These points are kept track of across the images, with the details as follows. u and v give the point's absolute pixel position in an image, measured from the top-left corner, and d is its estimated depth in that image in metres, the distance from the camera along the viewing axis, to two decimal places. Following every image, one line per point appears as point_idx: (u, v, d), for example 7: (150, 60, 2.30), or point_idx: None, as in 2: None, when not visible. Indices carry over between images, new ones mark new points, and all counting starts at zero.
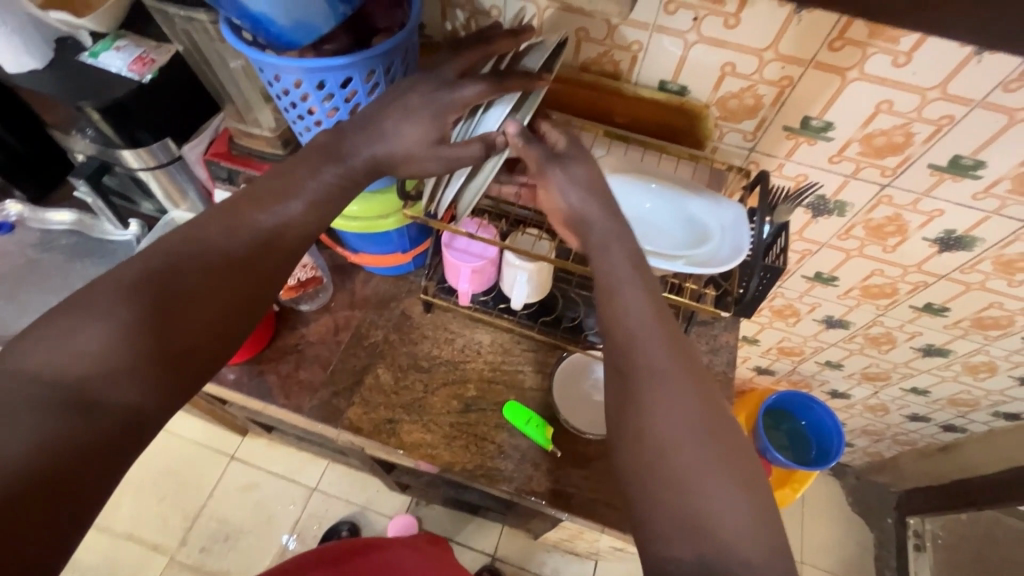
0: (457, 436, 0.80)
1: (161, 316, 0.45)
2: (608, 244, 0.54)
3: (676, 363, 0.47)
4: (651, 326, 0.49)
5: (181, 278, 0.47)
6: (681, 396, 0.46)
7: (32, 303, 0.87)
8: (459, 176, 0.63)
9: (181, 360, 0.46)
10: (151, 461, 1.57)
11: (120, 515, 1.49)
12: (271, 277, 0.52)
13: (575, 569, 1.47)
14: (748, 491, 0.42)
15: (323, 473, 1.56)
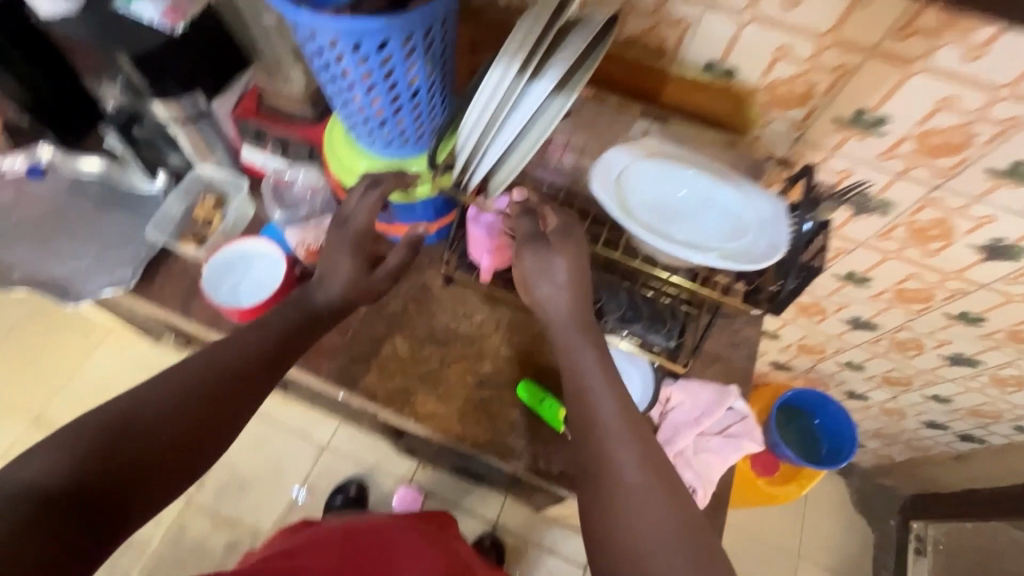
0: (470, 411, 0.80)
1: (192, 402, 0.57)
2: (581, 357, 0.65)
3: (648, 476, 0.57)
4: (628, 442, 0.59)
5: (163, 400, 0.56)
6: (655, 506, 0.55)
7: (63, 250, 0.89)
8: (496, 152, 0.61)
9: (204, 437, 0.57)
10: None
11: None
12: (240, 399, 0.61)
13: (574, 543, 1.50)
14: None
15: (334, 432, 1.61)
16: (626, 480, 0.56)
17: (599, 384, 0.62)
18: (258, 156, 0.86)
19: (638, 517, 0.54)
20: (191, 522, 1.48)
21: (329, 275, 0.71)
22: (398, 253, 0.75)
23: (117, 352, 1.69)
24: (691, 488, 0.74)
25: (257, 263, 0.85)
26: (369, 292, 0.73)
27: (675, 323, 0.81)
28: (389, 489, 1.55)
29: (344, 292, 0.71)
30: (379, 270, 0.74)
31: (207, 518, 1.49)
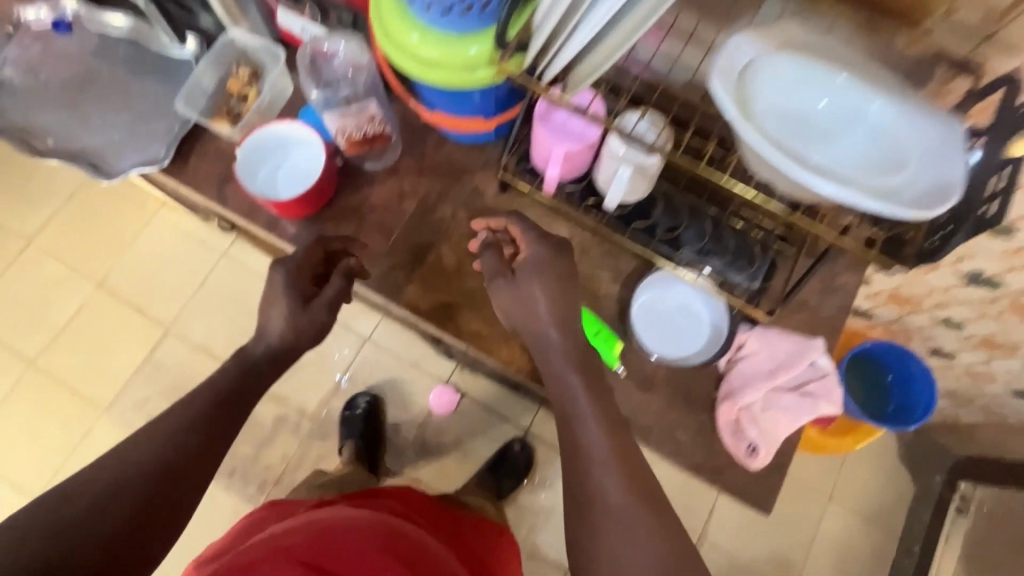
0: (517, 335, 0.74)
1: (124, 486, 0.54)
2: (562, 376, 0.65)
3: (635, 503, 0.55)
4: (610, 469, 0.58)
5: (91, 486, 0.53)
6: (641, 538, 0.53)
7: (95, 118, 0.82)
8: (590, 28, 0.47)
9: (153, 527, 0.54)
10: (221, 287, 1.68)
11: (196, 328, 1.65)
12: (182, 471, 0.57)
13: None
14: None
15: (376, 325, 1.62)
16: (613, 507, 0.55)
17: (586, 408, 0.61)
18: (302, 26, 0.76)
19: (624, 552, 0.53)
20: None
21: (265, 317, 0.68)
22: (335, 286, 0.70)
23: (169, 227, 1.72)
24: (752, 447, 0.68)
25: (294, 153, 0.76)
26: (312, 325, 0.68)
27: (763, 261, 0.69)
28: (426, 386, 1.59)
29: (285, 329, 0.67)
30: (317, 303, 0.69)
31: None
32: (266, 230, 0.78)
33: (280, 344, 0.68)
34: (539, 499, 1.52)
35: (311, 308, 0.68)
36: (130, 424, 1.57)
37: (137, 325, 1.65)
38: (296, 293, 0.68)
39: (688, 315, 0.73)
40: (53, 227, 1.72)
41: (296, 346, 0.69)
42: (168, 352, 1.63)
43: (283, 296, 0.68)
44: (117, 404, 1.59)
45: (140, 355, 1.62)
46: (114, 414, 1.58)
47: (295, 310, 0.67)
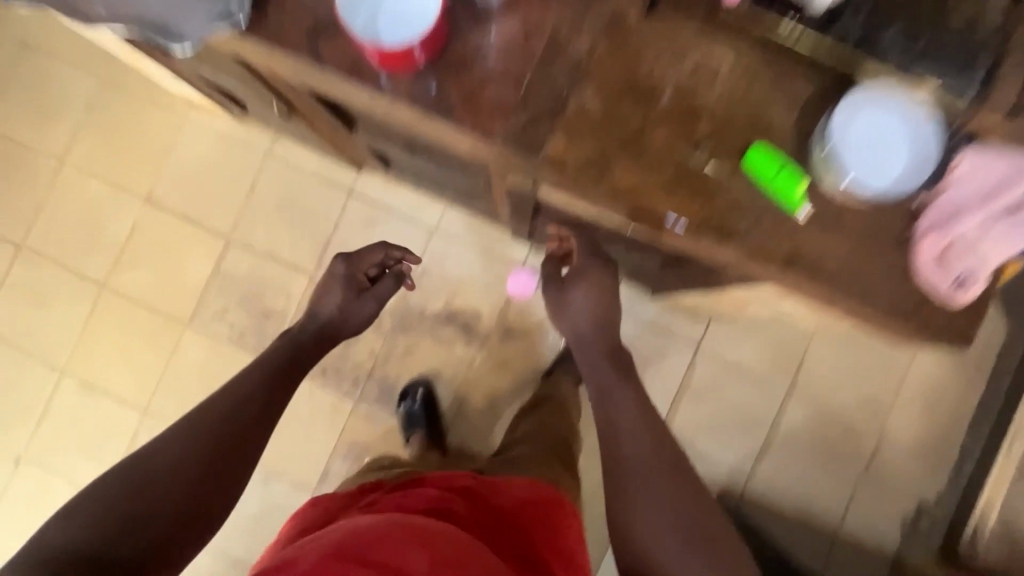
0: (679, 186, 0.65)
1: (196, 447, 0.74)
2: (598, 365, 0.92)
3: (653, 467, 0.78)
4: (635, 435, 0.82)
5: (169, 449, 0.73)
6: (659, 493, 0.76)
7: None
8: None
9: (223, 474, 0.75)
10: (273, 190, 1.60)
11: (256, 236, 1.59)
12: (241, 435, 0.79)
13: (685, 328, 1.54)
14: (693, 547, 0.72)
15: (442, 215, 1.57)
16: (635, 469, 0.78)
17: (614, 385, 0.89)
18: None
19: (646, 508, 0.75)
20: None
21: (327, 292, 1.03)
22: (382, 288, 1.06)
23: (206, 130, 1.60)
24: (960, 281, 0.62)
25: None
26: (361, 310, 1.04)
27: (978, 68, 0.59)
28: (503, 272, 1.56)
29: (336, 312, 1.02)
30: (365, 297, 1.04)
31: None
32: (373, 91, 0.66)
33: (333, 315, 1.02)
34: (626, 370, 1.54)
35: (359, 299, 1.04)
36: (214, 335, 1.58)
37: (195, 238, 1.59)
38: (353, 286, 1.03)
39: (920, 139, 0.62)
40: (84, 143, 1.61)
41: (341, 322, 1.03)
42: (233, 261, 1.59)
43: (340, 285, 1.03)
44: (197, 317, 1.59)
45: (206, 268, 1.59)
46: (196, 327, 1.59)
47: (350, 298, 1.03)
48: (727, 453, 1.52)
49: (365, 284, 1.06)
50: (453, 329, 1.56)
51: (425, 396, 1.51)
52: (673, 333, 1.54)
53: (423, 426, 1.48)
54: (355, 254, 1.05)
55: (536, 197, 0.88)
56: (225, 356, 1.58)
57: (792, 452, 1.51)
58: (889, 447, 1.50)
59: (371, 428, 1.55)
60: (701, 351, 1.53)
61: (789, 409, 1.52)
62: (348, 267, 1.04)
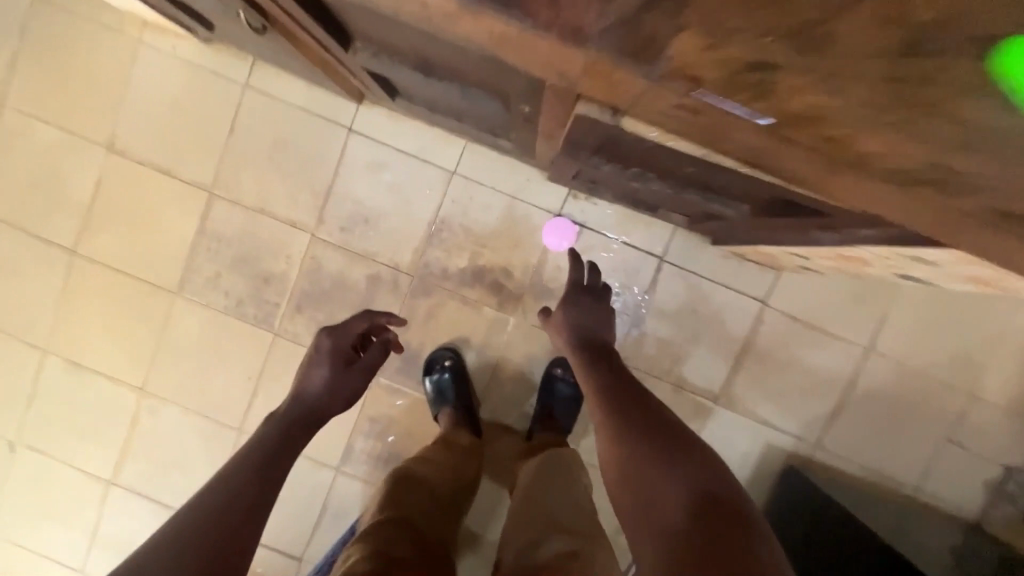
0: (902, 116, 0.32)
1: (193, 538, 0.59)
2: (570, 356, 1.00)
3: (624, 395, 0.79)
4: (605, 380, 0.85)
5: (154, 554, 0.57)
6: (632, 410, 0.75)
7: None
8: None
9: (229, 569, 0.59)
10: (258, 132, 1.34)
11: (243, 188, 1.35)
12: (242, 513, 0.65)
13: (750, 278, 1.33)
14: (664, 445, 0.65)
15: (461, 154, 1.32)
16: (607, 398, 0.80)
17: (585, 356, 0.95)
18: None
19: (617, 420, 0.73)
20: (325, 255, 1.36)
21: (317, 368, 1.05)
22: (369, 355, 1.11)
23: (171, 58, 1.32)
24: None
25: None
26: (351, 379, 1.06)
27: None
28: (536, 220, 1.33)
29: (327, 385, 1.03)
30: (355, 366, 1.08)
31: (342, 253, 1.35)
32: None
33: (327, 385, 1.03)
34: (681, 329, 1.35)
35: (350, 368, 1.07)
36: (208, 304, 1.38)
37: (173, 192, 1.35)
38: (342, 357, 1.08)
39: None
40: (24, 80, 1.33)
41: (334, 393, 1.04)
42: (220, 218, 1.36)
43: (327, 357, 1.06)
44: (186, 284, 1.38)
45: (190, 228, 1.36)
46: (187, 296, 1.38)
47: (341, 368, 1.06)
48: (794, 417, 1.36)
49: (352, 356, 1.11)
50: (481, 290, 1.35)
51: (454, 366, 1.32)
52: (736, 285, 1.33)
53: (455, 400, 1.29)
54: (340, 330, 1.13)
55: (612, 131, 0.64)
56: (224, 328, 1.39)
57: (867, 415, 1.34)
58: (980, 407, 1.32)
59: (394, 401, 1.39)
60: (768, 305, 1.33)
61: (869, 367, 1.33)
62: (335, 342, 1.10)
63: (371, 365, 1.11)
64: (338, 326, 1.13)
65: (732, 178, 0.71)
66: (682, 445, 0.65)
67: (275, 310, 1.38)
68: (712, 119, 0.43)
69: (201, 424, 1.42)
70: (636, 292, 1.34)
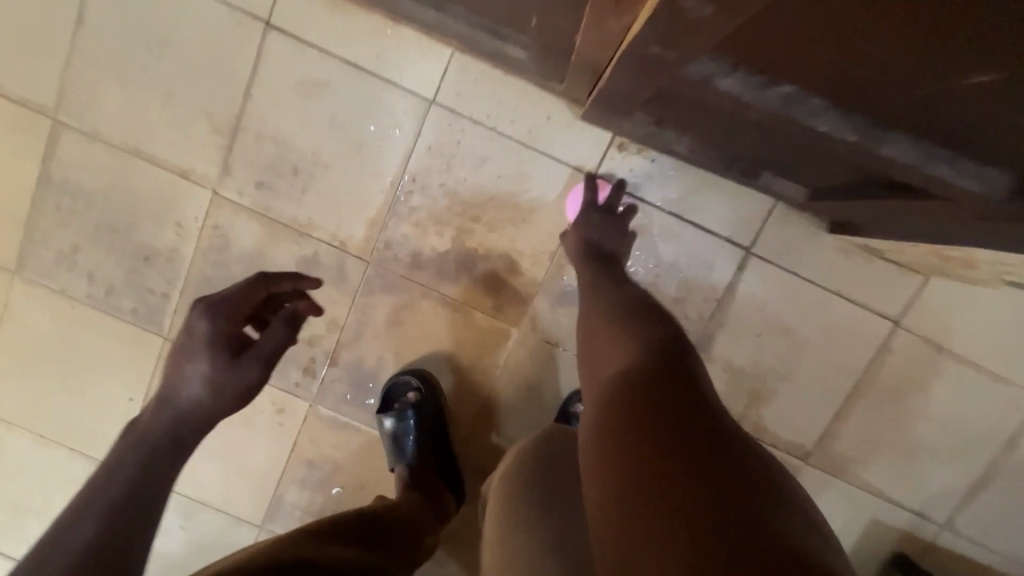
0: None
1: None
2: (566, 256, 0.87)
3: (611, 281, 0.70)
4: (586, 263, 0.76)
5: None
6: (615, 292, 0.66)
7: None
8: None
9: None
10: (124, 23, 0.84)
11: (107, 115, 0.87)
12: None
13: (880, 286, 0.87)
14: (646, 322, 0.57)
15: (447, 73, 0.84)
16: (592, 281, 0.71)
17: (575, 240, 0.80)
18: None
19: (603, 299, 0.65)
20: (235, 226, 0.89)
21: (180, 377, 0.53)
22: (273, 333, 0.58)
23: None
24: None
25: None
26: (243, 383, 0.55)
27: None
28: (558, 182, 0.86)
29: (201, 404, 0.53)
30: (247, 355, 0.55)
31: (261, 223, 0.89)
32: None
33: (193, 411, 0.52)
34: (767, 353, 0.90)
35: (237, 360, 0.55)
36: (64, 290, 0.93)
37: None
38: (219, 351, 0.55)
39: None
40: None
41: (214, 413, 0.53)
42: (75, 162, 0.88)
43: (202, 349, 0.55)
44: (27, 260, 0.92)
45: (29, 175, 0.89)
46: (32, 279, 0.92)
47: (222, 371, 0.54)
48: (918, 485, 0.94)
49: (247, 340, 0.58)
50: (470, 285, 0.90)
51: (421, 401, 0.89)
52: (858, 295, 0.88)
53: (422, 453, 0.88)
54: (218, 301, 0.58)
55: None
56: (90, 326, 0.94)
57: None
58: None
59: (341, 440, 0.96)
60: (902, 325, 0.88)
61: None
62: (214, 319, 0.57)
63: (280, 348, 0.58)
64: (212, 295, 0.58)
65: None
66: (666, 323, 0.57)
67: (163, 303, 0.93)
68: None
69: (64, 461, 0.99)
70: (703, 298, 0.89)
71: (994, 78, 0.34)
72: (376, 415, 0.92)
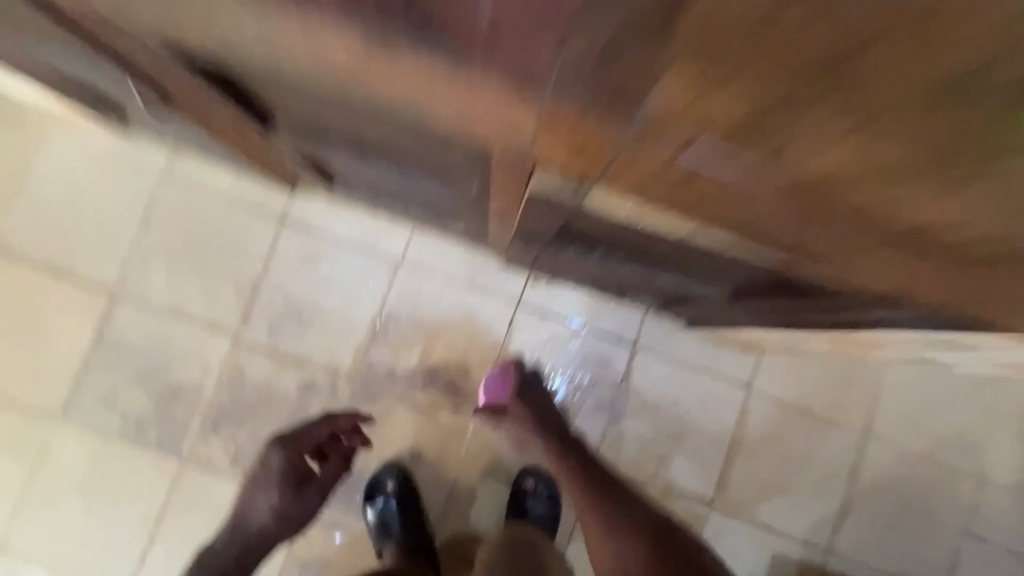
0: None
1: None
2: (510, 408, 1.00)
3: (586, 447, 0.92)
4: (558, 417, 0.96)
5: None
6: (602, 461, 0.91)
7: None
8: None
9: None
10: (175, 224, 1.18)
11: (155, 289, 1.17)
12: None
13: (733, 362, 1.20)
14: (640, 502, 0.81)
15: (409, 242, 1.20)
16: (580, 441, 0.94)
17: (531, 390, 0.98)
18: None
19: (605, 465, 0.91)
20: (249, 362, 1.16)
21: (255, 502, 0.78)
22: (330, 471, 0.84)
23: (77, 150, 1.17)
24: None
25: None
26: (299, 510, 0.79)
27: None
28: (494, 310, 1.20)
29: (266, 524, 0.76)
30: (308, 489, 0.80)
31: (270, 358, 1.17)
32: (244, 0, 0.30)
33: (259, 529, 0.76)
34: (663, 422, 1.20)
35: (301, 493, 0.80)
36: (99, 429, 1.13)
37: (66, 296, 1.15)
38: (287, 480, 0.79)
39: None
40: None
41: (270, 532, 0.77)
42: (124, 325, 1.16)
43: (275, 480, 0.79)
44: (71, 406, 1.13)
45: (86, 337, 1.15)
46: (71, 422, 1.13)
47: (288, 498, 0.78)
48: (799, 517, 1.19)
49: (309, 472, 0.82)
50: (434, 392, 1.18)
51: (400, 489, 1.11)
52: (717, 370, 1.20)
53: (404, 532, 1.08)
54: (293, 438, 0.83)
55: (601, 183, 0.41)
56: (116, 457, 1.13)
57: (876, 507, 1.19)
58: (993, 490, 1.20)
59: (331, 537, 1.14)
60: (756, 390, 1.20)
61: (871, 453, 1.20)
62: (288, 457, 0.81)
63: (330, 485, 0.84)
64: (290, 433, 0.83)
65: (700, 259, 0.63)
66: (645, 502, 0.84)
67: (185, 431, 1.14)
68: (788, 134, 0.25)
69: None
70: (609, 384, 1.20)
71: (662, 255, 0.70)
72: (363, 506, 1.13)
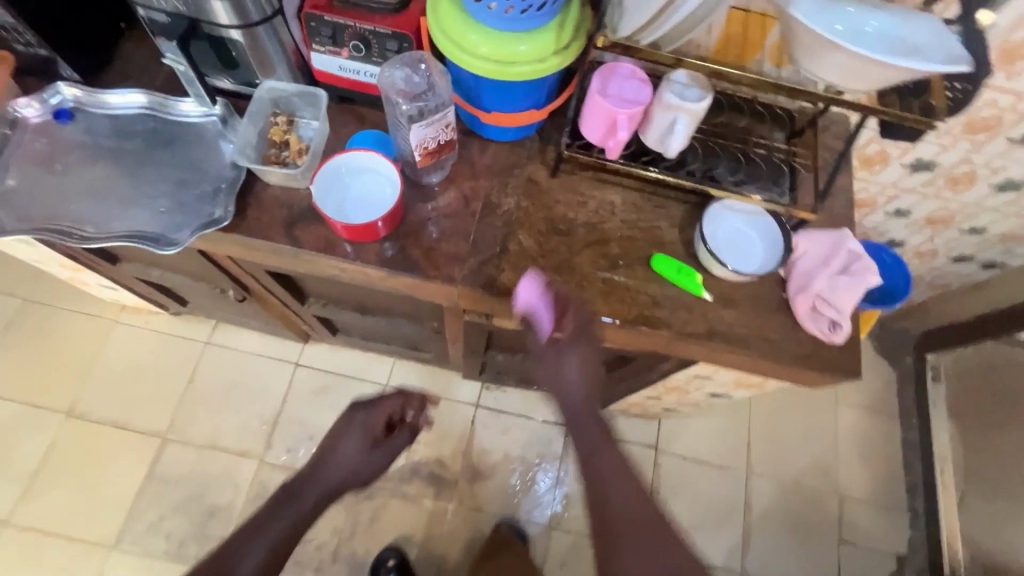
0: (612, 293, 0.81)
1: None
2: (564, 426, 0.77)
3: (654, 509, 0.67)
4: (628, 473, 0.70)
5: None
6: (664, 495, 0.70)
7: (146, 198, 0.82)
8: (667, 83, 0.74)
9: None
10: (212, 377, 1.57)
11: (196, 429, 1.51)
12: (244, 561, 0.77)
13: (641, 430, 1.62)
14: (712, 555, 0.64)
15: (391, 370, 1.63)
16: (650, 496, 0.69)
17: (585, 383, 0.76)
18: (361, 68, 0.81)
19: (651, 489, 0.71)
20: (271, 478, 1.48)
21: (337, 447, 0.95)
22: (398, 438, 0.98)
23: (141, 330, 1.59)
24: (833, 323, 0.80)
25: (772, 261, 0.81)
26: (365, 463, 0.94)
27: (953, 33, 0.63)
28: (460, 412, 1.59)
29: (344, 469, 0.93)
30: (377, 448, 0.96)
31: (288, 473, 1.49)
32: (338, 258, 0.80)
33: (336, 470, 0.92)
34: None
35: (372, 451, 0.95)
36: (147, 551, 1.40)
37: (124, 442, 1.48)
38: (368, 437, 0.96)
39: (872, 37, 0.61)
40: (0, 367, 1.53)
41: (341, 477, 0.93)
42: (170, 460, 1.48)
43: (357, 432, 0.96)
44: (124, 534, 1.41)
45: (139, 474, 1.46)
46: (123, 548, 1.40)
47: (362, 451, 0.95)
48: (713, 547, 1.52)
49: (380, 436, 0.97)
50: (419, 483, 1.51)
51: (399, 564, 1.39)
52: (631, 437, 1.61)
53: None
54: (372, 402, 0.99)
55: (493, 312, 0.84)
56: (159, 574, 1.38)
57: (768, 529, 1.55)
58: (851, 502, 1.59)
59: None
60: (662, 450, 1.60)
61: (756, 488, 1.58)
62: (368, 417, 0.97)
63: (395, 451, 0.97)
64: (376, 396, 0.99)
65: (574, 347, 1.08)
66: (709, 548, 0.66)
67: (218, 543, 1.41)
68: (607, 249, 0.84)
69: None
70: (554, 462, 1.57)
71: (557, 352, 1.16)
72: None
